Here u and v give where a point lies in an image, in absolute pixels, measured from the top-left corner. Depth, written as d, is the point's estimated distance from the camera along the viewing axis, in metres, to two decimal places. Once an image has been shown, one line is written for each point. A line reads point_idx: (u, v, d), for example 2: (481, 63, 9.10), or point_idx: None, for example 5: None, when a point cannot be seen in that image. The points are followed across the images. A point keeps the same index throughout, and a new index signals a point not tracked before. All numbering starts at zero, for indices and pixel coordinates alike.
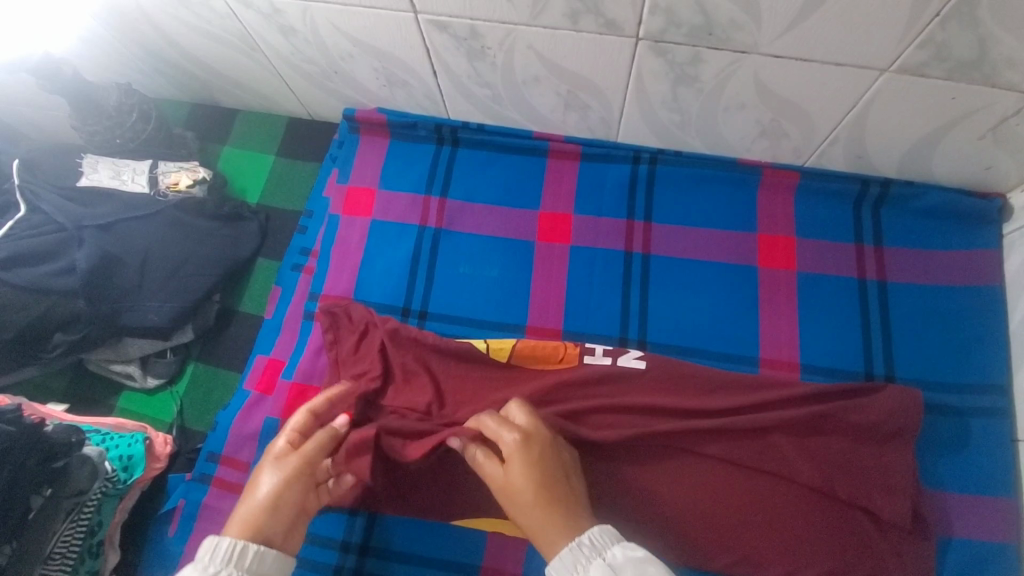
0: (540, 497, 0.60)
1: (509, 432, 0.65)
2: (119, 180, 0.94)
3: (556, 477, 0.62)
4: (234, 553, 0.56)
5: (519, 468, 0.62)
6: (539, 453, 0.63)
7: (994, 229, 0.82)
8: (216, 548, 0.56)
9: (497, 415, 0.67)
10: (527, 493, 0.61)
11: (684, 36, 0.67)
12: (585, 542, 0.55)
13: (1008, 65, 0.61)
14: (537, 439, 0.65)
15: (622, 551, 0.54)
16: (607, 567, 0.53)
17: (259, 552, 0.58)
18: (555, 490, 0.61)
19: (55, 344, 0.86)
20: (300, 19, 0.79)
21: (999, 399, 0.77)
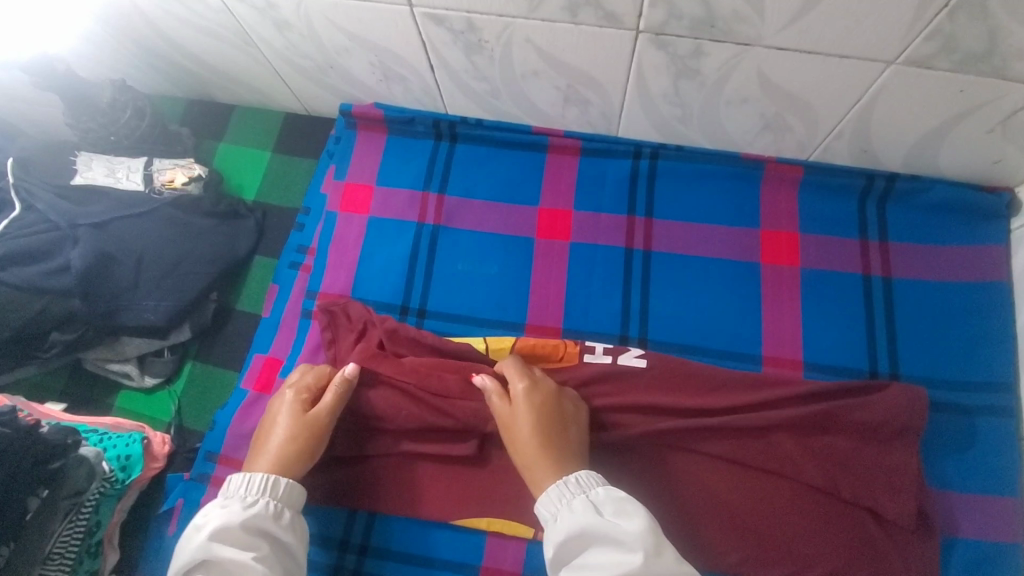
0: (535, 434, 0.67)
1: (520, 379, 0.71)
2: (114, 179, 0.93)
3: (556, 418, 0.69)
4: (268, 484, 0.66)
5: (524, 409, 0.69)
6: (545, 399, 0.70)
7: (1003, 224, 0.80)
8: (250, 482, 0.65)
9: (517, 363, 0.74)
10: (526, 430, 0.68)
11: (686, 28, 0.66)
12: (572, 479, 0.62)
13: (1018, 57, 0.60)
14: (545, 387, 0.71)
15: (604, 492, 0.60)
16: (588, 502, 0.60)
17: (286, 484, 0.67)
18: (551, 432, 0.68)
19: (52, 343, 0.86)
20: (294, 13, 0.78)
21: (1006, 398, 0.75)
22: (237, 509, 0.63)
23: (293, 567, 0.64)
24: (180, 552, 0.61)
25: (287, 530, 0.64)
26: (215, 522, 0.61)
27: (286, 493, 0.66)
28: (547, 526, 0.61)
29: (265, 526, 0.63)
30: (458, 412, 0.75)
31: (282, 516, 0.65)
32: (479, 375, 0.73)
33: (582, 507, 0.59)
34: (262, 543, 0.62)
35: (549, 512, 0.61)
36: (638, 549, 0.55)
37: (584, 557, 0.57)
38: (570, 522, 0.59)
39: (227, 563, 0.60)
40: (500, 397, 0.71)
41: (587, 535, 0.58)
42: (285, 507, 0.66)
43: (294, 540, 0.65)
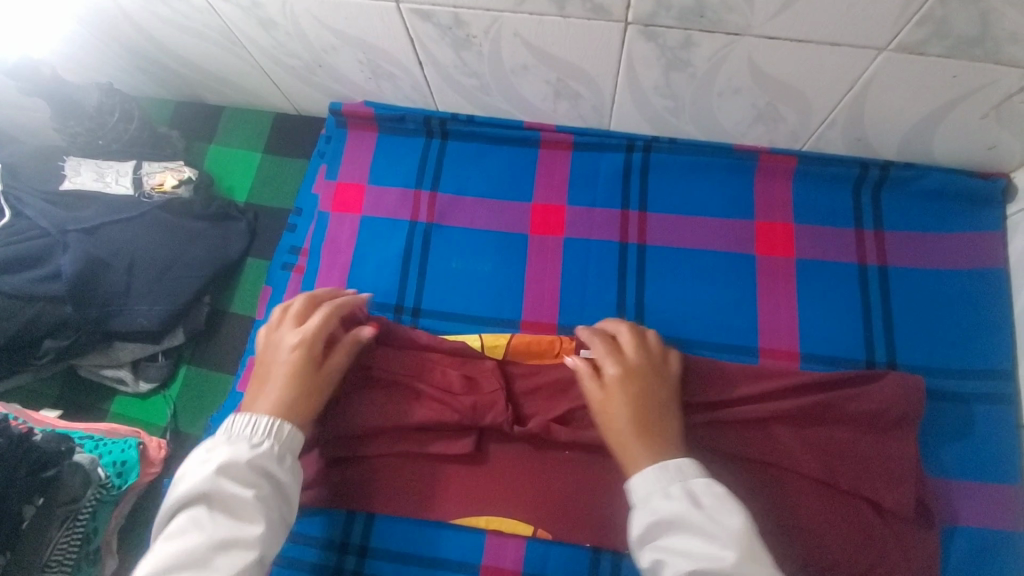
0: (632, 418, 0.65)
1: (614, 363, 0.69)
2: (102, 182, 0.92)
3: (652, 404, 0.67)
4: (272, 429, 0.63)
5: (619, 394, 0.67)
6: (639, 387, 0.68)
7: (998, 210, 0.80)
8: (256, 424, 0.63)
9: (608, 346, 0.72)
10: (621, 417, 0.66)
11: (674, 18, 0.65)
12: (672, 464, 0.60)
13: (1010, 41, 0.59)
14: (639, 373, 0.69)
15: (704, 483, 0.59)
16: (686, 491, 0.58)
17: (288, 431, 0.64)
18: (648, 416, 0.65)
19: (45, 350, 0.85)
20: (280, 11, 0.77)
21: (1005, 384, 0.75)
22: (243, 448, 0.60)
23: (290, 513, 0.62)
24: (179, 483, 0.59)
25: (289, 474, 0.62)
26: (220, 457, 0.59)
27: (291, 438, 0.64)
28: (636, 504, 0.60)
29: (268, 468, 0.61)
30: (461, 404, 0.75)
31: (284, 461, 0.62)
32: (570, 359, 0.72)
33: (679, 495, 0.58)
34: (265, 484, 0.60)
35: (643, 491, 0.60)
36: (731, 547, 0.54)
37: (668, 541, 0.56)
38: (665, 507, 0.57)
39: (229, 499, 0.58)
40: (594, 382, 0.69)
41: (675, 522, 0.57)
42: (287, 452, 0.63)
43: (293, 486, 0.62)
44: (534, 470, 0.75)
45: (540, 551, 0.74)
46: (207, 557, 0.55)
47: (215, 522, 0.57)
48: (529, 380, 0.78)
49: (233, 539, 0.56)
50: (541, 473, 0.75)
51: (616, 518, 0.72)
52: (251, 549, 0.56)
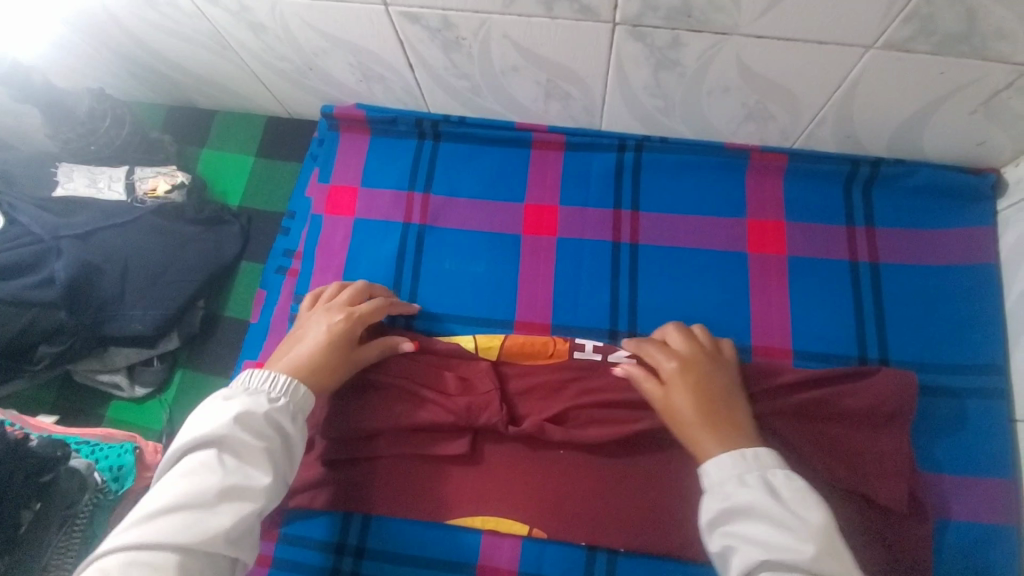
0: (700, 412, 0.65)
1: (669, 358, 0.69)
2: (94, 188, 0.93)
3: (716, 397, 0.66)
4: (289, 388, 0.65)
5: (681, 389, 0.67)
6: (698, 378, 0.67)
7: (988, 206, 0.80)
8: (274, 381, 0.65)
9: (659, 343, 0.72)
10: (687, 411, 0.65)
11: (662, 18, 0.65)
12: (750, 454, 0.60)
13: (997, 37, 0.59)
14: (694, 363, 0.69)
15: (785, 477, 0.57)
16: (764, 481, 0.57)
17: (303, 392, 0.66)
18: (714, 408, 0.65)
19: (41, 356, 0.85)
20: (269, 16, 0.77)
21: (998, 379, 0.75)
22: (262, 400, 0.62)
23: (290, 471, 0.63)
24: (193, 425, 0.60)
25: (299, 433, 0.64)
26: (239, 406, 0.61)
27: (304, 400, 0.66)
28: (709, 492, 0.59)
29: (281, 422, 0.62)
30: (456, 405, 0.75)
31: (295, 420, 0.64)
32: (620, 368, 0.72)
33: (756, 484, 0.57)
34: (275, 438, 0.61)
35: (718, 478, 0.59)
36: (808, 540, 0.51)
37: (739, 529, 0.55)
38: (739, 495, 0.56)
39: (243, 447, 0.59)
40: (650, 380, 0.69)
41: (748, 510, 0.55)
42: (299, 412, 0.65)
43: (299, 445, 0.64)
44: (530, 469, 0.75)
45: (535, 551, 0.74)
46: (214, 500, 0.56)
47: (225, 467, 0.58)
48: (522, 380, 0.79)
49: (241, 487, 0.57)
50: (536, 471, 0.75)
51: (613, 517, 0.73)
52: (256, 498, 0.57)
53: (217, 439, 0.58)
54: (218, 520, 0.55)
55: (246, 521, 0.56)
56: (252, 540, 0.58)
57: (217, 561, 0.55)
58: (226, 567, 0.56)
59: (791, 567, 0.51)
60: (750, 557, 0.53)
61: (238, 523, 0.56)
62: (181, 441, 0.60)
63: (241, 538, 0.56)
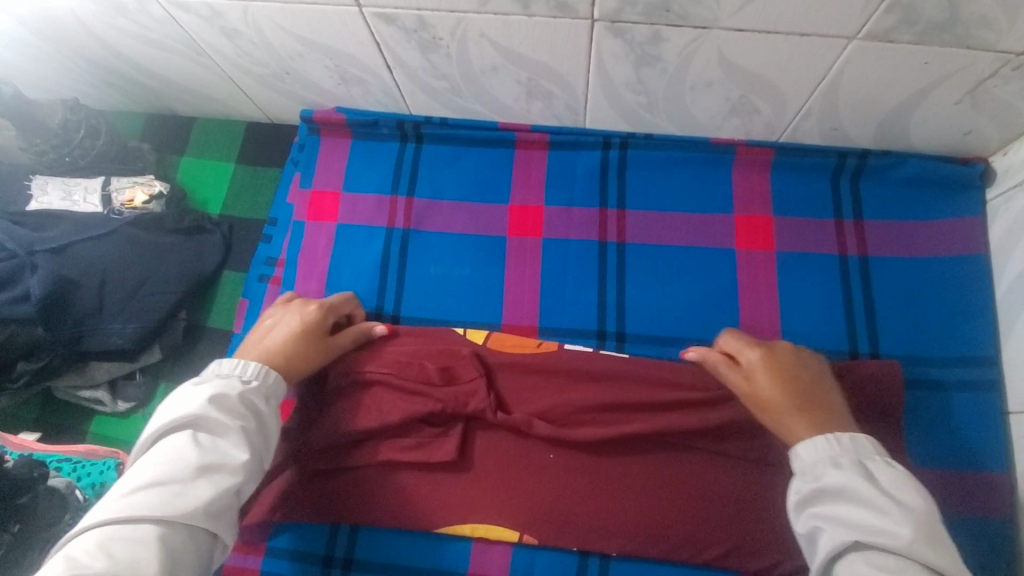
0: (793, 400, 0.63)
1: (749, 348, 0.68)
2: (70, 201, 0.91)
3: (802, 381, 0.64)
4: (260, 373, 0.63)
5: (767, 378, 0.65)
6: (784, 365, 0.65)
7: (978, 195, 0.79)
8: (244, 364, 0.64)
9: (739, 335, 0.70)
10: (777, 398, 0.64)
11: (640, 14, 0.64)
12: (846, 438, 0.57)
13: (980, 24, 0.58)
14: (777, 350, 0.67)
15: (884, 464, 0.54)
16: (860, 464, 0.55)
17: (276, 374, 0.65)
18: (806, 394, 0.63)
19: (20, 373, 0.84)
20: (242, 20, 0.76)
21: (989, 371, 0.74)
22: (234, 382, 0.61)
23: (268, 452, 0.62)
24: (166, 407, 0.58)
25: (274, 415, 0.63)
26: (211, 388, 0.59)
27: (278, 382, 0.65)
28: (797, 473, 0.57)
29: (256, 402, 0.61)
30: (441, 394, 0.74)
31: (270, 401, 0.63)
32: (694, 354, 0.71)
33: (850, 466, 0.54)
34: (252, 417, 0.60)
35: (809, 457, 0.57)
36: (906, 524, 0.49)
37: (828, 510, 0.53)
38: (834, 476, 0.54)
39: (218, 426, 0.58)
40: (732, 371, 0.68)
41: (839, 492, 0.53)
42: (273, 394, 0.64)
43: (274, 425, 0.63)
44: (521, 473, 0.74)
45: (526, 556, 0.74)
46: (193, 477, 0.54)
47: (202, 445, 0.57)
48: (513, 375, 0.77)
49: (219, 463, 0.56)
50: (527, 476, 0.73)
51: (608, 520, 0.71)
52: (235, 474, 0.56)
53: (192, 419, 0.57)
54: (198, 494, 0.54)
55: (226, 498, 0.55)
56: (232, 516, 0.57)
57: (197, 538, 0.54)
58: (206, 544, 0.55)
59: (886, 550, 0.49)
60: (839, 537, 0.51)
61: (219, 497, 0.55)
62: (155, 425, 0.59)
63: (221, 514, 0.55)
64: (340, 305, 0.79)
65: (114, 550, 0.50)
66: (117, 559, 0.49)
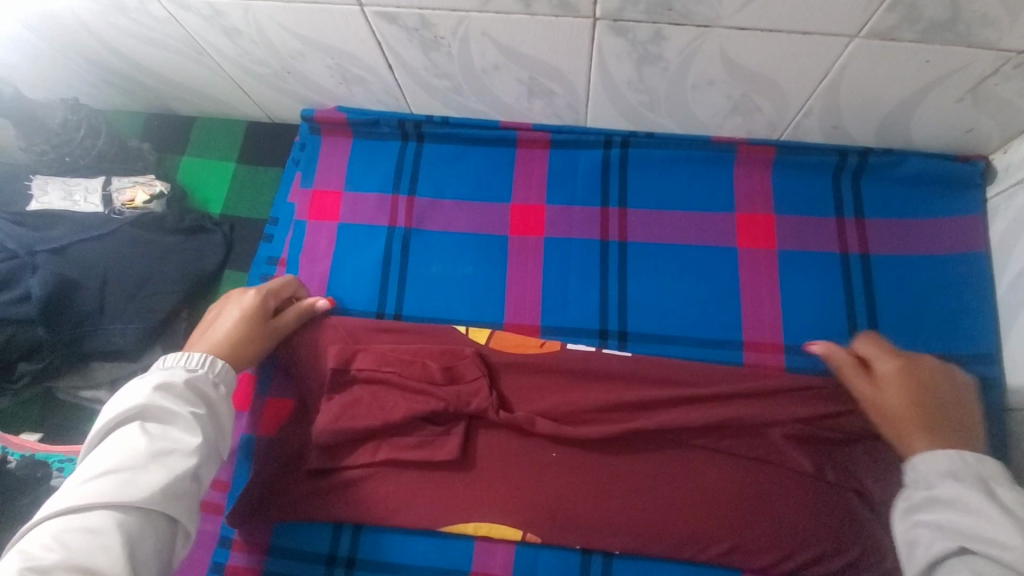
0: (922, 416, 0.63)
1: (887, 358, 0.68)
2: (70, 201, 0.91)
3: (937, 401, 0.64)
4: (205, 361, 0.65)
5: (898, 390, 0.65)
6: (923, 381, 0.66)
7: (978, 193, 0.79)
8: (190, 356, 0.65)
9: (878, 343, 0.70)
10: (906, 411, 0.64)
11: (643, 12, 0.64)
12: (972, 457, 0.57)
13: (982, 23, 0.58)
14: (917, 364, 0.67)
15: (1010, 487, 0.54)
16: (983, 482, 0.55)
17: (222, 362, 0.66)
18: (941, 415, 0.63)
19: (20, 373, 0.84)
20: (243, 19, 0.75)
21: (990, 368, 0.75)
22: (180, 371, 0.62)
23: (222, 437, 0.63)
24: (114, 402, 0.60)
25: (224, 400, 0.64)
26: (156, 378, 0.61)
27: (226, 370, 0.67)
28: (915, 484, 0.59)
29: (204, 390, 0.63)
30: (443, 393, 0.74)
31: (219, 389, 0.65)
32: (823, 347, 0.73)
33: (968, 481, 0.55)
34: (201, 404, 0.62)
35: (927, 470, 0.58)
36: (1016, 534, 0.49)
37: (935, 517, 0.55)
38: (949, 487, 0.55)
39: (167, 413, 0.59)
40: (862, 376, 0.69)
41: (950, 502, 0.54)
42: (222, 382, 0.66)
43: (226, 411, 0.64)
44: (523, 471, 0.74)
45: (529, 555, 0.74)
46: (144, 463, 0.56)
47: (151, 433, 0.58)
48: (515, 374, 0.78)
49: (171, 448, 0.57)
50: (529, 475, 0.74)
51: (610, 517, 0.71)
52: (188, 457, 0.57)
53: (139, 410, 0.59)
54: (151, 478, 0.55)
55: (183, 481, 0.57)
56: (191, 501, 0.58)
57: (156, 523, 0.55)
58: (164, 529, 0.56)
59: (993, 558, 0.49)
60: (938, 543, 0.53)
61: (173, 480, 0.56)
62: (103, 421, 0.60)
63: (177, 498, 0.56)
64: (281, 288, 0.79)
65: (68, 541, 0.51)
66: (72, 548, 0.50)
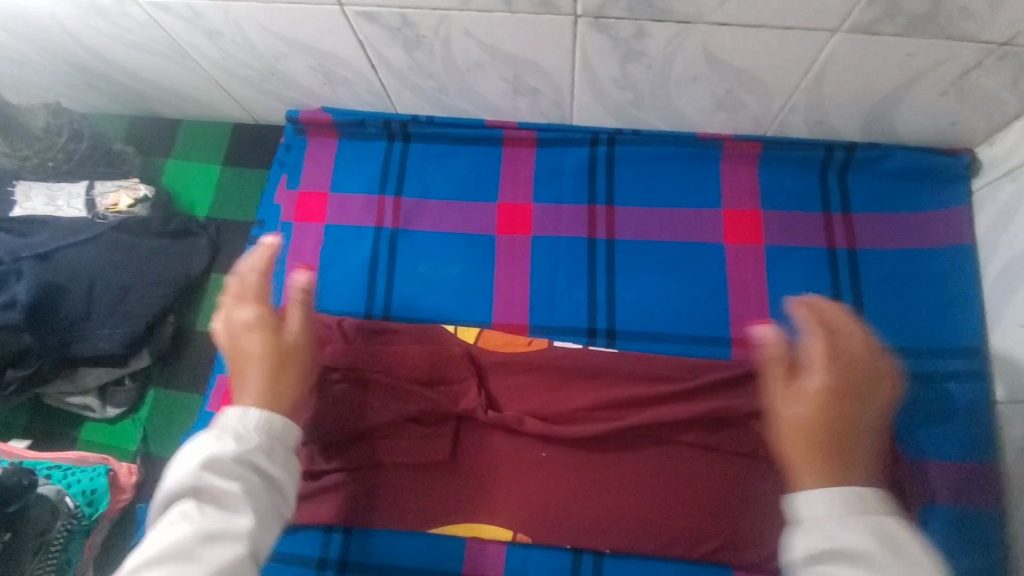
0: (822, 449, 0.51)
1: (817, 373, 0.54)
2: (54, 207, 0.90)
3: (835, 437, 0.51)
4: (259, 423, 0.56)
5: (804, 410, 0.53)
6: (834, 410, 0.52)
7: (964, 186, 0.79)
8: (243, 418, 0.56)
9: (824, 346, 0.55)
10: (800, 431, 0.52)
11: (624, 9, 0.63)
12: (855, 496, 0.47)
13: (963, 15, 0.58)
14: (841, 391, 0.53)
15: (905, 535, 0.44)
16: (885, 534, 0.44)
17: (268, 416, 0.56)
18: (832, 453, 0.51)
19: (8, 381, 0.82)
20: (224, 21, 0.75)
21: (977, 361, 0.75)
22: (228, 440, 0.53)
23: (285, 509, 0.56)
24: (170, 471, 0.53)
25: (275, 472, 0.54)
26: (207, 448, 0.53)
27: (282, 434, 0.57)
28: (801, 525, 0.48)
29: (254, 462, 0.53)
30: (433, 393, 0.75)
31: (270, 461, 0.55)
32: (764, 330, 0.58)
33: (869, 530, 0.44)
34: (252, 480, 0.53)
35: (815, 511, 0.48)
36: None
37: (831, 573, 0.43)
38: (848, 539, 0.44)
39: (220, 489, 0.51)
40: (782, 381, 0.56)
41: (855, 555, 0.43)
42: (274, 451, 0.56)
43: (287, 483, 0.56)
44: (512, 471, 0.74)
45: (520, 555, 0.73)
46: (197, 547, 0.48)
47: (205, 512, 0.50)
48: (503, 374, 0.78)
49: (226, 528, 0.50)
50: (518, 474, 0.74)
51: (598, 516, 0.72)
52: (239, 542, 0.49)
53: (192, 484, 0.51)
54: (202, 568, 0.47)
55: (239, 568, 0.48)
56: None
57: None
58: None
59: None
60: None
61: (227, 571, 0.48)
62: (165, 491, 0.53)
63: None
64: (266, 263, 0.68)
65: None
66: None
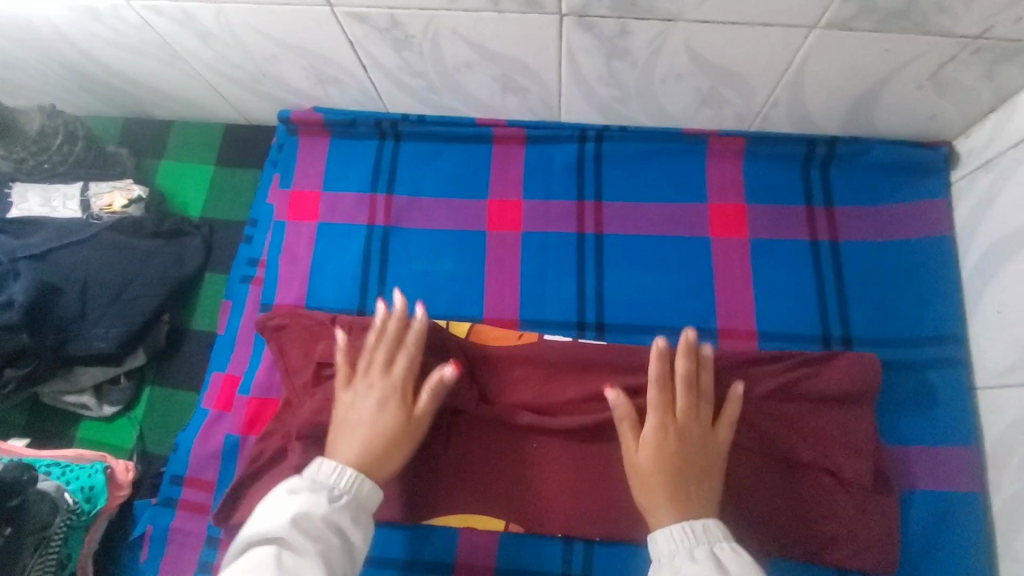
0: (670, 484, 0.64)
1: (651, 417, 0.68)
2: (49, 207, 0.91)
3: (682, 475, 0.64)
4: (352, 484, 0.65)
5: (650, 453, 0.66)
6: (672, 447, 0.66)
7: (943, 178, 0.81)
8: (340, 475, 0.65)
9: (657, 399, 0.68)
10: (651, 473, 0.65)
11: (608, 8, 0.65)
12: (701, 528, 0.60)
13: (936, 11, 0.60)
14: (676, 427, 0.67)
15: (731, 552, 0.58)
16: (713, 555, 0.58)
17: (357, 478, 0.66)
18: (683, 486, 0.64)
19: (7, 379, 0.84)
20: (216, 23, 0.76)
21: (956, 348, 0.76)
22: (323, 499, 0.63)
23: None
24: (262, 517, 0.62)
25: (352, 537, 0.62)
26: (302, 503, 0.62)
27: (367, 499, 0.66)
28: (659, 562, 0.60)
29: (340, 523, 0.62)
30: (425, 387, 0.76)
31: (348, 531, 0.63)
32: (612, 394, 0.69)
33: (705, 558, 0.58)
34: (332, 540, 0.61)
35: (668, 546, 0.60)
36: None
37: None
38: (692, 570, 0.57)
39: (300, 545, 0.59)
40: (630, 428, 0.68)
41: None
42: (360, 512, 0.65)
43: (357, 551, 0.63)
44: (504, 464, 0.75)
45: (513, 544, 0.75)
46: None
47: (283, 565, 0.57)
48: (493, 369, 0.79)
49: None
50: (509, 467, 0.75)
51: (588, 506, 0.73)
52: None
53: (280, 534, 0.59)
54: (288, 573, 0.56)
55: None
56: None
57: None
58: None
59: None
60: None
61: None
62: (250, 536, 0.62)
63: None
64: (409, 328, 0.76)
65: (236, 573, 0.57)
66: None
